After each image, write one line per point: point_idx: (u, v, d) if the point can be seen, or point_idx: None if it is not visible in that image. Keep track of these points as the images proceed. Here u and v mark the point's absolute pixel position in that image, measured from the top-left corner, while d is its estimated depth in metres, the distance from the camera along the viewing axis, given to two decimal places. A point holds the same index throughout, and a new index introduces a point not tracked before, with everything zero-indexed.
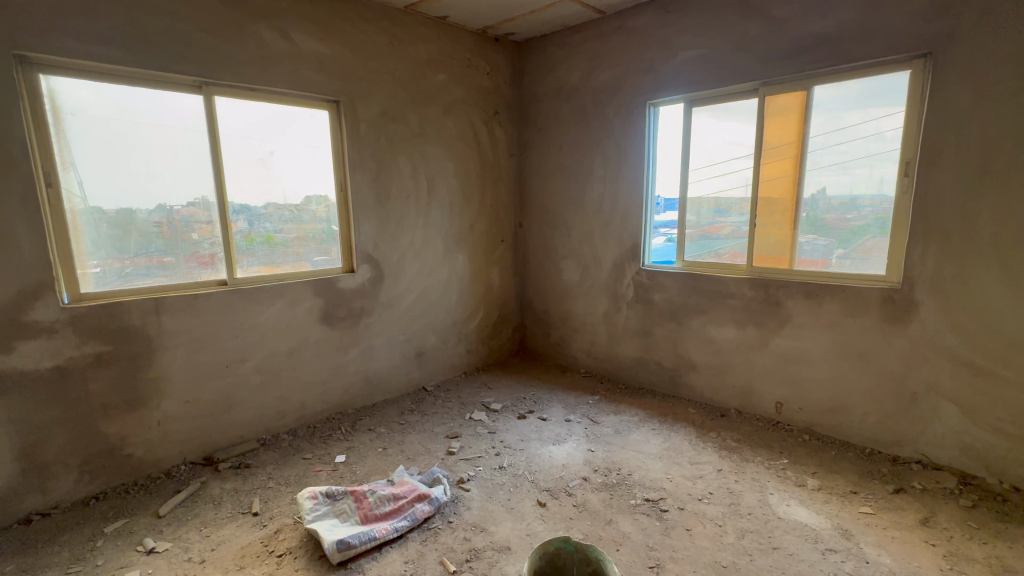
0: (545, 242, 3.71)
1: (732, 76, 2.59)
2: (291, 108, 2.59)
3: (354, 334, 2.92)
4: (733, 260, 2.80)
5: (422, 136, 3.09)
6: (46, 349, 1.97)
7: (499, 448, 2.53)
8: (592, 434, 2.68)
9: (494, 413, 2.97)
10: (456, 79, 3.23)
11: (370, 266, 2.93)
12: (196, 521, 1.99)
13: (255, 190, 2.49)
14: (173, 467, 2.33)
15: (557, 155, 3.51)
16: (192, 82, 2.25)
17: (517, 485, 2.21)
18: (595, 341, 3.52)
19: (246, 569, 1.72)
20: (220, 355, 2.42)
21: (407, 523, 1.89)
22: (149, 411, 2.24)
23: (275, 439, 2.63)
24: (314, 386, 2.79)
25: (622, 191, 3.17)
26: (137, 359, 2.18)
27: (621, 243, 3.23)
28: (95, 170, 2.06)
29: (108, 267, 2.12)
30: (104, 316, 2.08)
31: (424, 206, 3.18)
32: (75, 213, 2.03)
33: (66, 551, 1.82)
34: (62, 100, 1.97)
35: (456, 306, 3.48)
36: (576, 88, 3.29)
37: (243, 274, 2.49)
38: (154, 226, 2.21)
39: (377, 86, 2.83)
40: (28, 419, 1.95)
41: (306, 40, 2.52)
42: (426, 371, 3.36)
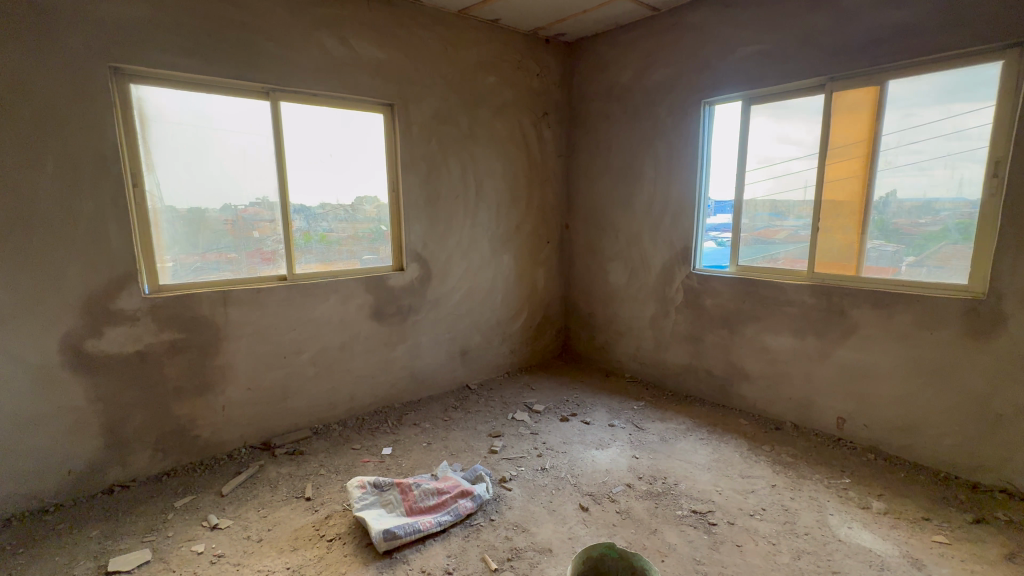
0: (592, 244, 3.67)
1: (795, 72, 2.47)
2: (349, 111, 2.70)
3: (402, 330, 3.00)
4: (792, 266, 2.65)
5: (472, 138, 3.14)
6: (129, 335, 2.15)
7: (542, 450, 2.52)
8: (637, 441, 2.62)
9: (537, 414, 2.97)
10: (506, 81, 3.26)
11: (418, 265, 3.01)
12: (255, 501, 2.11)
13: (313, 191, 2.61)
14: (235, 449, 2.49)
15: (606, 155, 3.46)
16: (261, 88, 2.39)
17: (559, 487, 2.19)
18: (641, 346, 3.45)
19: (299, 551, 1.81)
20: (280, 346, 2.56)
21: (450, 518, 1.92)
22: (215, 396, 2.40)
23: (327, 429, 2.75)
24: (363, 379, 2.89)
25: (673, 193, 3.08)
26: (206, 347, 2.34)
27: (671, 246, 3.14)
28: (174, 172, 2.23)
29: (182, 261, 2.29)
30: (179, 306, 2.25)
31: (472, 207, 3.22)
32: (157, 211, 2.20)
33: (141, 521, 1.97)
34: (148, 107, 2.14)
35: (501, 306, 3.51)
36: (627, 87, 3.24)
37: (301, 270, 2.62)
38: (223, 224, 2.37)
39: (429, 89, 2.90)
40: (113, 399, 2.14)
41: (364, 46, 2.62)
42: (470, 369, 3.41)
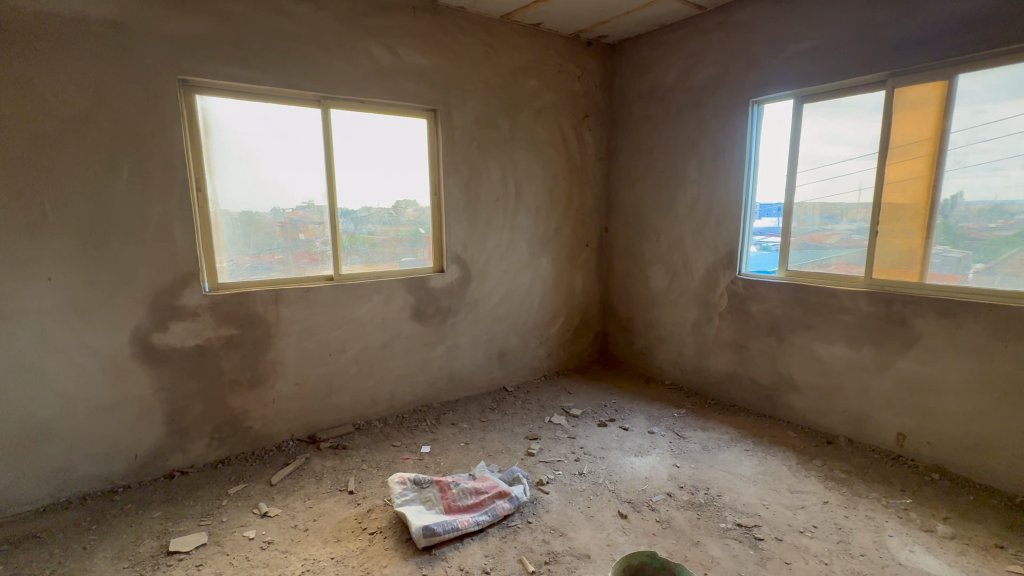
0: (632, 247, 3.61)
1: (852, 68, 2.35)
2: (394, 117, 2.77)
3: (441, 331, 3.05)
4: (846, 272, 2.52)
5: (512, 142, 3.16)
6: (190, 330, 2.29)
7: (579, 454, 2.50)
8: (678, 449, 2.55)
9: (574, 418, 2.94)
10: (547, 84, 3.27)
11: (458, 266, 3.05)
12: (301, 492, 2.20)
13: (359, 194, 2.70)
14: (283, 441, 2.60)
15: (647, 158, 3.41)
16: (313, 96, 2.50)
17: (597, 493, 2.17)
18: (683, 353, 3.36)
19: (343, 542, 1.87)
20: (326, 344, 2.66)
21: (488, 518, 1.93)
22: (266, 390, 2.52)
23: (368, 425, 2.83)
24: (403, 378, 2.96)
25: (717, 195, 2.99)
26: (259, 343, 2.46)
27: (715, 249, 3.05)
28: (233, 177, 2.36)
29: (239, 261, 2.42)
30: (236, 303, 2.38)
31: (512, 210, 3.24)
32: (217, 213, 2.34)
33: (199, 505, 2.09)
34: (211, 116, 2.28)
35: (539, 309, 3.50)
36: (671, 88, 3.18)
37: (347, 271, 2.71)
38: (276, 226, 2.49)
39: (471, 94, 2.94)
40: (175, 389, 2.29)
41: (410, 54, 2.70)
42: (507, 371, 3.42)
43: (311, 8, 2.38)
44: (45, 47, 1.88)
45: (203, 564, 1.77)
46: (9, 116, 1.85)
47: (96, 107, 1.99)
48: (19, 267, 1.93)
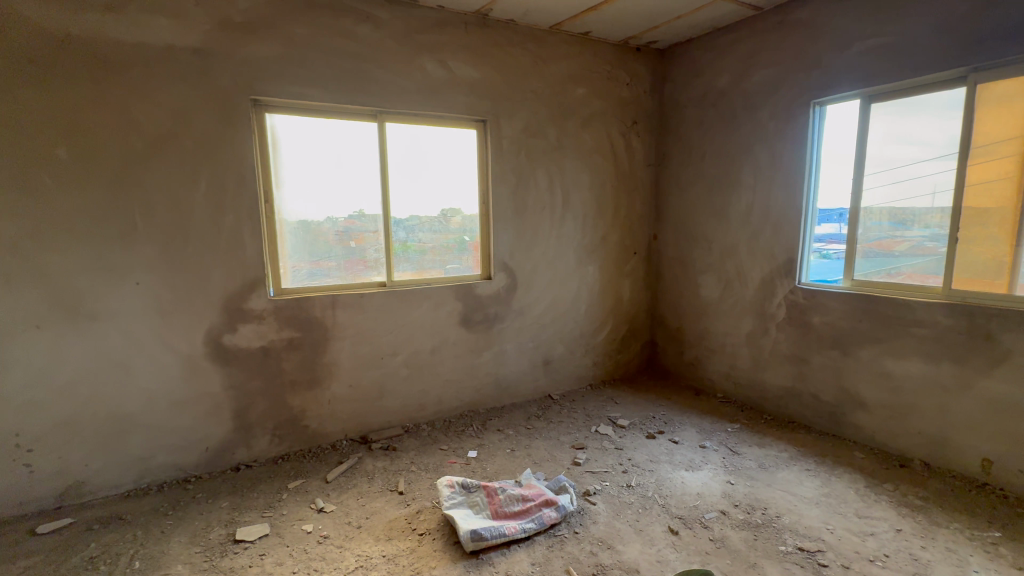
0: (682, 255, 3.52)
1: (927, 64, 2.20)
2: (445, 128, 2.86)
3: (487, 337, 3.09)
4: (922, 282, 2.34)
5: (560, 150, 3.18)
6: (256, 332, 2.44)
7: (627, 466, 2.45)
8: (731, 465, 2.45)
9: (621, 429, 2.89)
10: (595, 92, 3.27)
11: (505, 274, 3.09)
12: (355, 490, 2.29)
13: (411, 203, 2.80)
14: (338, 441, 2.71)
15: (699, 163, 3.32)
16: (370, 111, 2.62)
17: (646, 507, 2.11)
18: (736, 365, 3.23)
19: (394, 541, 1.92)
20: (378, 347, 2.76)
21: (535, 525, 1.93)
22: (323, 390, 2.64)
23: (417, 428, 2.90)
24: (451, 383, 3.01)
25: (775, 201, 2.87)
26: (317, 345, 2.59)
27: (772, 257, 2.92)
28: (297, 188, 2.51)
29: (301, 267, 2.57)
30: (297, 307, 2.52)
31: (559, 218, 3.25)
32: (282, 223, 2.50)
33: (261, 498, 2.22)
34: (279, 132, 2.44)
35: (585, 318, 3.47)
36: (724, 91, 3.09)
37: (398, 277, 2.81)
38: (334, 234, 2.62)
39: (520, 104, 2.99)
40: (242, 387, 2.45)
41: (461, 67, 2.78)
42: (552, 379, 3.41)
43: (370, 28, 2.51)
44: (140, 74, 2.09)
45: (266, 554, 1.87)
46: (109, 136, 2.07)
47: (180, 126, 2.19)
48: (113, 273, 2.14)
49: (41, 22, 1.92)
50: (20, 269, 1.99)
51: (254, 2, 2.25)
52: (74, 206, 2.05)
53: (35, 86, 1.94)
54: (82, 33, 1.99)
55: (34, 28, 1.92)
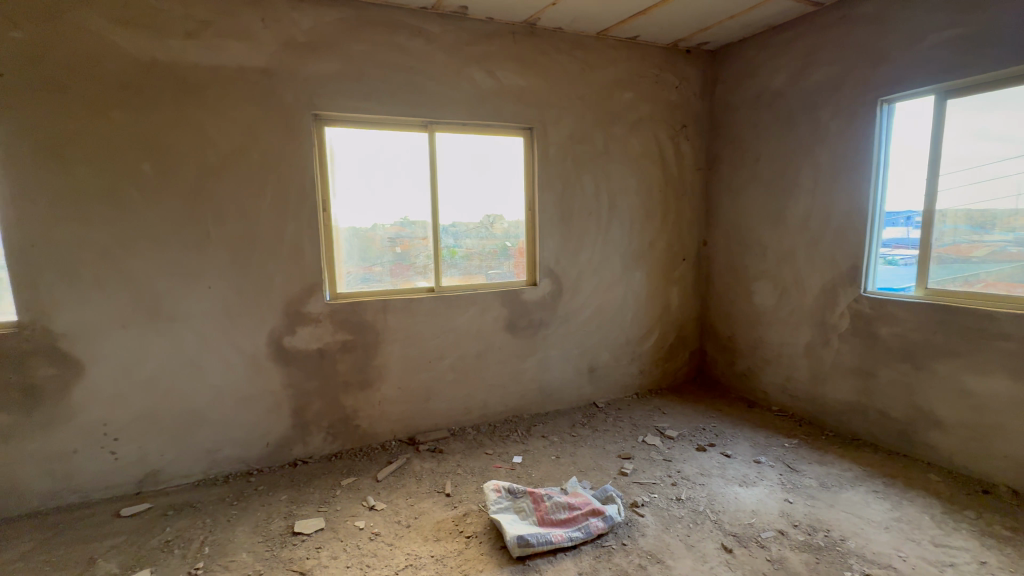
0: (734, 261, 3.40)
1: (1013, 55, 2.03)
2: (493, 137, 2.91)
3: (533, 343, 3.10)
4: (1008, 290, 2.15)
5: (607, 155, 3.15)
6: (314, 334, 2.57)
7: (676, 478, 2.38)
8: (789, 483, 2.33)
9: (669, 440, 2.81)
10: (643, 96, 3.22)
11: (551, 280, 3.10)
12: (404, 490, 2.35)
13: (459, 210, 2.86)
14: (387, 441, 2.80)
15: (752, 166, 3.20)
16: (421, 122, 2.71)
17: (697, 522, 2.04)
18: (793, 377, 3.07)
19: (442, 542, 1.96)
20: (426, 351, 2.83)
21: (581, 535, 1.91)
22: (374, 392, 2.74)
23: (463, 431, 2.95)
24: (496, 388, 3.04)
25: (837, 205, 2.72)
26: (369, 348, 2.69)
27: (834, 264, 2.77)
28: (352, 198, 2.62)
29: (355, 273, 2.68)
30: (351, 311, 2.63)
31: (605, 224, 3.21)
32: (338, 230, 2.62)
33: (317, 493, 2.32)
34: (336, 144, 2.57)
35: (631, 325, 3.41)
36: (781, 91, 2.97)
37: (446, 283, 2.87)
38: (386, 241, 2.71)
39: (566, 111, 3.00)
40: (300, 386, 2.58)
41: (509, 76, 2.82)
42: (597, 387, 3.37)
43: (422, 42, 2.60)
44: (216, 94, 2.27)
45: (322, 547, 1.95)
46: (188, 152, 2.25)
47: (249, 141, 2.35)
48: (188, 277, 2.32)
49: (132, 50, 2.13)
50: (111, 274, 2.19)
51: (316, 23, 2.39)
52: (156, 217, 2.23)
53: (126, 108, 2.14)
54: (166, 58, 2.18)
55: (127, 55, 2.12)
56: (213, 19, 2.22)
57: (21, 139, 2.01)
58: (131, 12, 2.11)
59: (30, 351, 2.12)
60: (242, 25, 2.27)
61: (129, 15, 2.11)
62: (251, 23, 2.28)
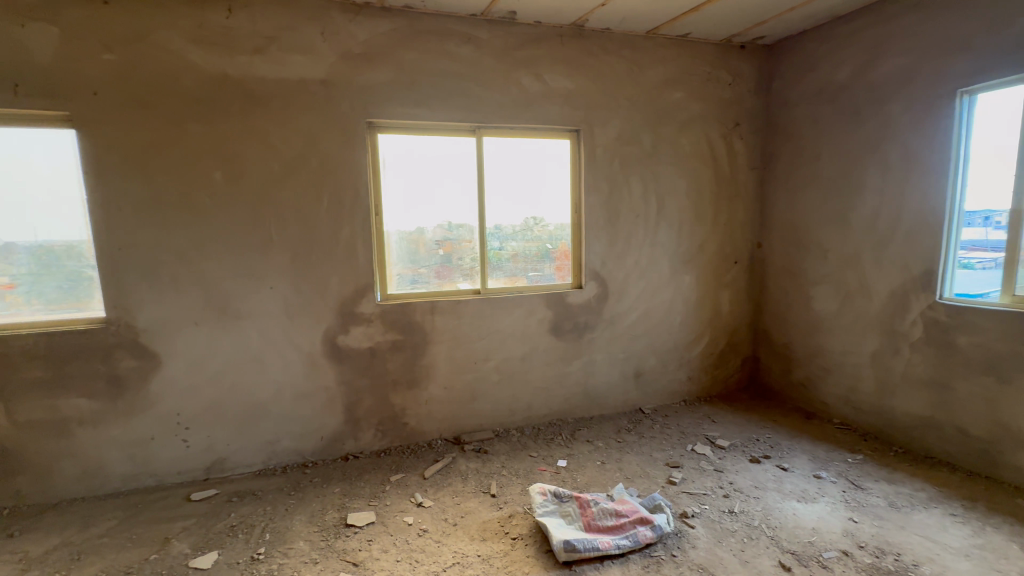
0: (791, 264, 3.24)
1: None
2: (540, 140, 2.91)
3: (577, 347, 3.08)
4: None
5: (655, 156, 3.09)
6: (365, 333, 2.66)
7: (729, 490, 2.29)
8: (853, 501, 2.19)
9: (721, 450, 2.71)
10: (694, 94, 3.14)
11: (597, 283, 3.06)
12: (451, 488, 2.39)
13: (505, 213, 2.89)
14: (433, 440, 2.86)
15: (812, 164, 3.04)
16: (469, 127, 2.76)
17: (752, 537, 1.96)
18: (857, 388, 2.89)
19: (488, 542, 1.98)
20: (472, 353, 2.87)
21: (629, 543, 1.87)
22: (421, 391, 2.81)
23: (507, 433, 2.96)
24: (540, 391, 3.04)
25: (909, 205, 2.54)
26: (417, 348, 2.76)
27: (905, 268, 2.58)
28: (402, 201, 2.70)
29: (405, 275, 2.75)
30: (400, 312, 2.70)
31: (652, 226, 3.15)
32: (389, 233, 2.70)
33: (368, 487, 2.40)
34: (388, 150, 2.65)
35: (679, 330, 3.32)
36: (845, 85, 2.81)
37: (492, 285, 2.91)
38: (434, 244, 2.78)
39: (614, 112, 2.96)
40: (352, 384, 2.68)
41: (556, 79, 2.82)
42: (643, 392, 3.30)
43: (471, 49, 2.64)
44: (279, 106, 2.40)
45: (373, 540, 2.02)
46: (253, 161, 2.40)
47: (309, 149, 2.47)
48: (253, 278, 2.46)
49: (206, 67, 2.29)
50: (184, 275, 2.37)
51: (371, 34, 2.49)
52: (225, 221, 2.39)
53: (200, 121, 2.31)
54: (235, 73, 2.33)
55: (201, 72, 2.29)
56: (277, 34, 2.36)
57: (110, 151, 2.21)
58: (206, 32, 2.27)
59: (116, 345, 2.31)
60: (304, 39, 2.39)
61: (204, 35, 2.27)
62: (311, 37, 2.40)
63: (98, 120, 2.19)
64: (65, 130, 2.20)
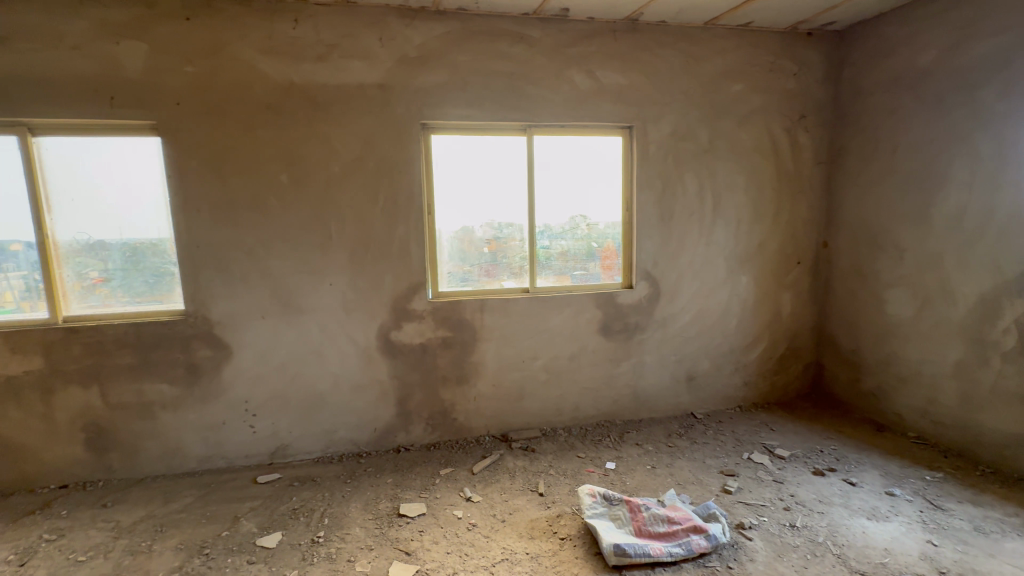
0: (861, 265, 3.02)
1: None
2: (592, 137, 2.88)
3: (627, 348, 3.02)
4: None
5: (712, 152, 2.97)
6: (417, 329, 2.74)
7: (789, 503, 2.18)
8: (932, 523, 2.02)
9: (780, 460, 2.58)
10: (756, 86, 2.99)
11: (648, 283, 2.99)
12: (499, 485, 2.42)
13: (556, 212, 2.88)
14: (481, 436, 2.90)
15: (888, 157, 2.82)
16: (520, 126, 2.76)
17: (817, 554, 1.85)
18: (937, 400, 2.66)
19: (537, 541, 1.98)
20: (520, 351, 2.88)
21: (682, 551, 1.82)
22: (470, 387, 2.85)
23: (554, 432, 2.95)
24: (588, 391, 3.01)
25: (1003, 201, 2.31)
26: (467, 345, 2.80)
27: (996, 270, 2.35)
28: (453, 201, 2.75)
29: (456, 273, 2.80)
30: (451, 309, 2.76)
31: (708, 224, 3.03)
32: (440, 232, 2.76)
33: (419, 479, 2.47)
34: (441, 150, 2.70)
35: (735, 333, 3.18)
36: (928, 71, 2.59)
37: (541, 284, 2.91)
38: (484, 242, 2.81)
39: (669, 107, 2.88)
40: (404, 378, 2.76)
41: (609, 75, 2.77)
42: (696, 397, 3.19)
43: (523, 48, 2.65)
44: (340, 110, 2.51)
45: (424, 531, 2.07)
46: (316, 163, 2.52)
47: (367, 151, 2.56)
48: (314, 275, 2.59)
49: (275, 75, 2.43)
50: (253, 271, 2.52)
51: (426, 38, 2.54)
52: (290, 221, 2.53)
53: (269, 127, 2.45)
54: (301, 81, 2.45)
55: (271, 81, 2.43)
56: (339, 42, 2.46)
57: (190, 156, 2.39)
58: (274, 42, 2.41)
59: (193, 335, 2.50)
60: (364, 46, 2.49)
61: (273, 45, 2.41)
62: (371, 43, 2.49)
63: (179, 127, 2.37)
64: (151, 137, 2.41)
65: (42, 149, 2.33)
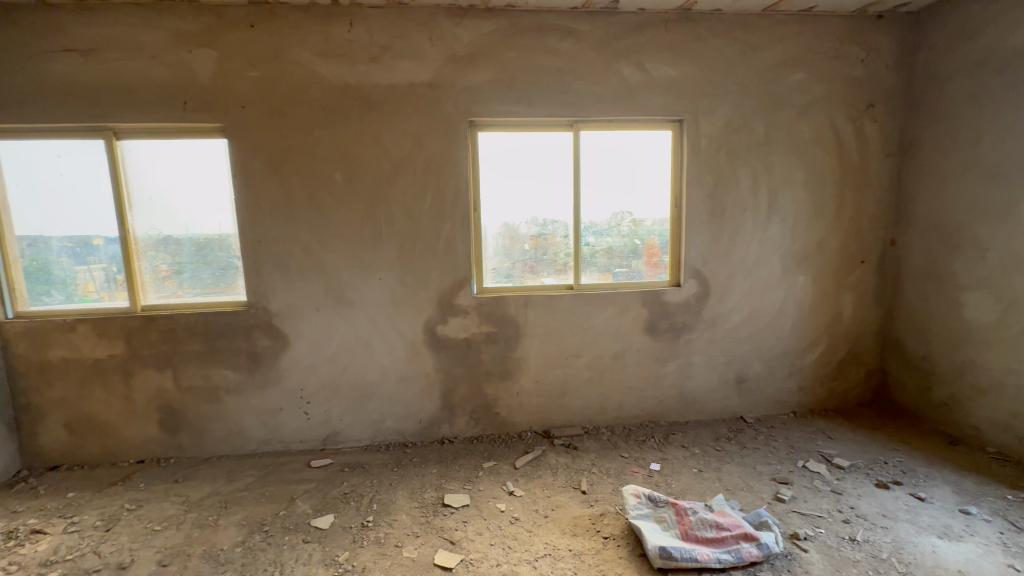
0: (934, 265, 2.81)
1: None
2: (640, 132, 2.82)
3: (674, 348, 2.95)
4: None
5: (768, 145, 2.84)
6: (462, 324, 2.78)
7: (849, 516, 2.06)
8: (1015, 546, 1.85)
9: (839, 470, 2.44)
10: (818, 74, 2.83)
11: (697, 282, 2.90)
12: (541, 480, 2.42)
13: (602, 208, 2.84)
14: (523, 431, 2.92)
15: (968, 147, 2.60)
16: (567, 121, 2.75)
17: (880, 571, 1.74)
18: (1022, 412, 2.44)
19: (580, 538, 1.98)
20: (563, 348, 2.87)
21: (731, 558, 1.77)
22: (513, 382, 2.87)
23: (597, 431, 2.93)
24: (632, 391, 2.96)
25: None
26: (510, 340, 2.82)
27: None
28: (499, 197, 2.77)
29: (500, 269, 2.83)
30: (495, 305, 2.78)
31: (762, 221, 2.90)
32: (486, 228, 2.79)
33: (462, 471, 2.52)
34: (487, 147, 2.73)
35: (790, 335, 3.03)
36: (1018, 52, 2.36)
37: (585, 281, 2.88)
38: (529, 239, 2.82)
39: (723, 99, 2.77)
40: (449, 372, 2.82)
41: (659, 68, 2.70)
42: (746, 400, 3.07)
43: (571, 42, 2.63)
44: (391, 109, 2.58)
45: (468, 522, 2.11)
46: (368, 162, 2.60)
47: (416, 149, 2.62)
48: (365, 270, 2.68)
49: (331, 77, 2.53)
50: (309, 265, 2.65)
51: (475, 36, 2.57)
52: (343, 217, 2.63)
53: (325, 127, 2.56)
54: (355, 82, 2.54)
55: (327, 83, 2.53)
56: (391, 43, 2.53)
57: (253, 156, 2.53)
58: (331, 46, 2.50)
59: (254, 325, 2.66)
60: (414, 46, 2.54)
61: (330, 48, 2.51)
62: (421, 43, 2.55)
63: (244, 129, 2.51)
64: (218, 139, 2.57)
65: (125, 150, 2.54)
